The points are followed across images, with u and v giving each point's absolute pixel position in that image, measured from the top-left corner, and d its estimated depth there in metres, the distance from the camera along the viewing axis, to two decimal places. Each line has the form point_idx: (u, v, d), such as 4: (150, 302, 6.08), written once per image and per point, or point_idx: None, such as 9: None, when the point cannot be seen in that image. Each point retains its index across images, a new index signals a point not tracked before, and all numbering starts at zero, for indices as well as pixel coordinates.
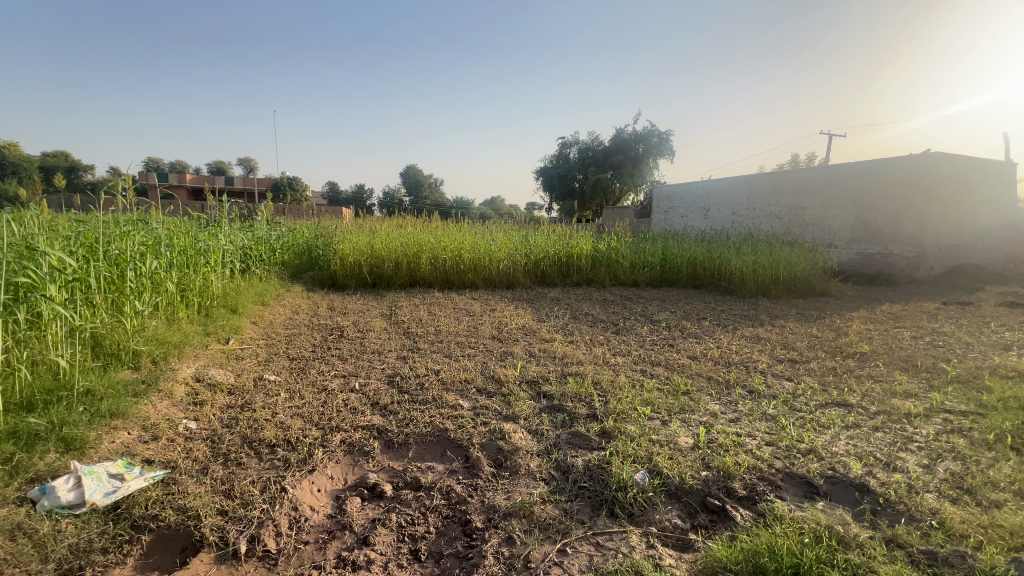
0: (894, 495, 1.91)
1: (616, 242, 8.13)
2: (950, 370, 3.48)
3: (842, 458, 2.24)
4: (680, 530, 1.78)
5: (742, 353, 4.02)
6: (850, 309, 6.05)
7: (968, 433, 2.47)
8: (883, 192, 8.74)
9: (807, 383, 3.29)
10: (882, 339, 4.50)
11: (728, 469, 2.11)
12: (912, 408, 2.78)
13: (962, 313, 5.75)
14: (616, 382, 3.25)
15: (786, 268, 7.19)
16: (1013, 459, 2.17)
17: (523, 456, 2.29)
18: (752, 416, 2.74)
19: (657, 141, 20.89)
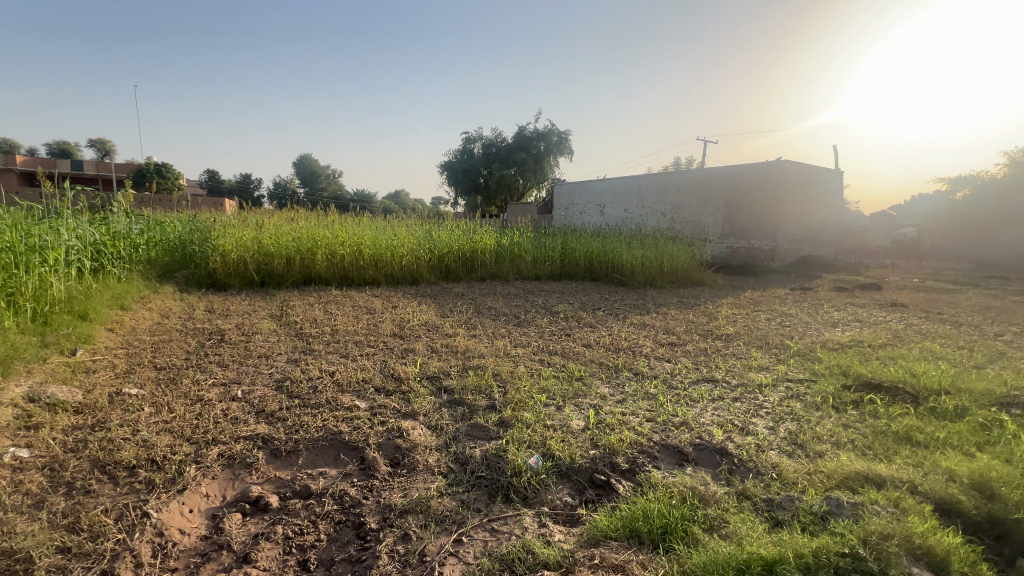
0: (746, 454, 2.21)
1: (518, 237, 8.34)
2: (793, 345, 4.11)
3: (707, 427, 2.55)
4: (569, 507, 1.90)
5: (630, 339, 4.38)
6: (722, 296, 6.85)
7: (803, 398, 2.95)
8: (749, 193, 10.04)
9: (682, 363, 3.68)
10: (743, 321, 5.17)
11: (613, 446, 2.29)
12: (764, 380, 3.25)
13: (804, 297, 6.81)
14: (516, 373, 3.36)
15: (669, 261, 7.94)
16: (833, 416, 2.64)
17: (421, 452, 2.28)
18: (636, 396, 3.00)
19: (557, 141, 21.73)
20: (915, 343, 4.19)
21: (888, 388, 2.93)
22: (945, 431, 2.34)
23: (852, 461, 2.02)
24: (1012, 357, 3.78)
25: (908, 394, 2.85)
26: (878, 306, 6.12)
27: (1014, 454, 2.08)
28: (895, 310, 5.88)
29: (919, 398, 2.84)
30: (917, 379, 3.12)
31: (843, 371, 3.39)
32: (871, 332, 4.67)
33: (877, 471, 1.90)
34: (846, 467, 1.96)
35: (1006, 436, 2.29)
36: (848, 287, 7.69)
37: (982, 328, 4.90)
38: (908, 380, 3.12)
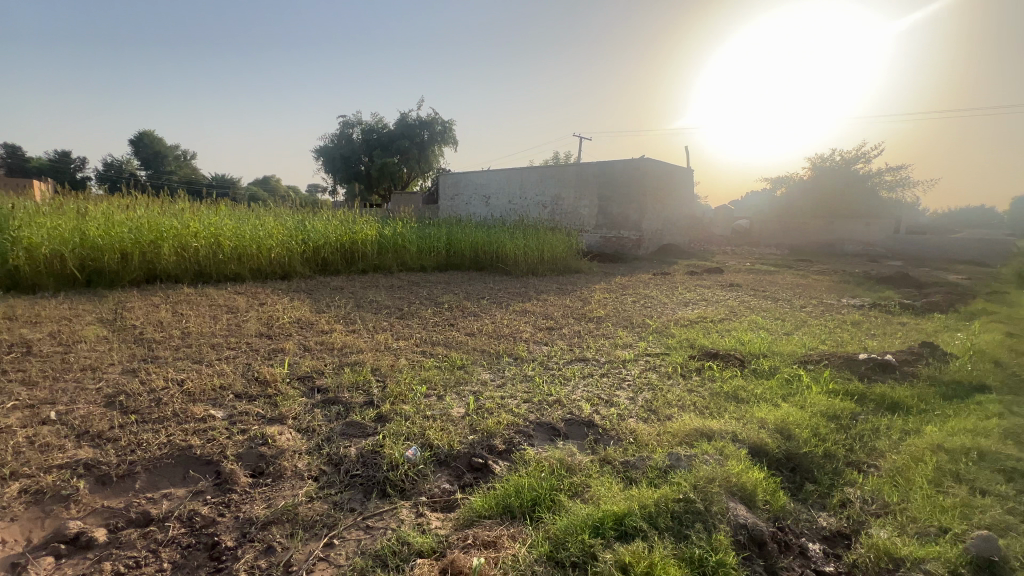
0: (609, 424, 2.44)
1: (401, 227, 8.09)
2: (652, 324, 4.63)
3: (577, 402, 2.76)
4: (447, 493, 1.92)
5: (512, 326, 4.54)
6: (596, 282, 7.40)
7: (658, 369, 3.34)
8: (619, 186, 10.98)
9: (558, 346, 3.92)
10: (613, 304, 5.66)
11: (491, 429, 2.37)
12: (627, 356, 3.61)
13: (664, 281, 7.67)
14: (396, 366, 3.28)
15: (549, 251, 8.36)
16: (681, 383, 3.03)
17: (290, 458, 2.12)
18: (515, 380, 3.13)
19: (441, 130, 21.39)
20: (745, 317, 4.97)
21: (722, 355, 3.45)
22: (761, 387, 2.83)
23: (692, 420, 2.34)
24: (811, 324, 4.69)
25: (736, 359, 3.38)
26: (720, 287, 7.14)
27: (806, 401, 2.59)
28: (732, 289, 6.91)
29: (745, 362, 3.38)
30: (743, 346, 3.72)
31: (691, 343, 3.90)
32: (713, 309, 5.43)
33: (709, 426, 2.24)
34: (687, 425, 2.27)
35: (802, 387, 2.84)
36: (698, 271, 8.84)
37: (792, 302, 5.99)
38: (738, 348, 3.70)
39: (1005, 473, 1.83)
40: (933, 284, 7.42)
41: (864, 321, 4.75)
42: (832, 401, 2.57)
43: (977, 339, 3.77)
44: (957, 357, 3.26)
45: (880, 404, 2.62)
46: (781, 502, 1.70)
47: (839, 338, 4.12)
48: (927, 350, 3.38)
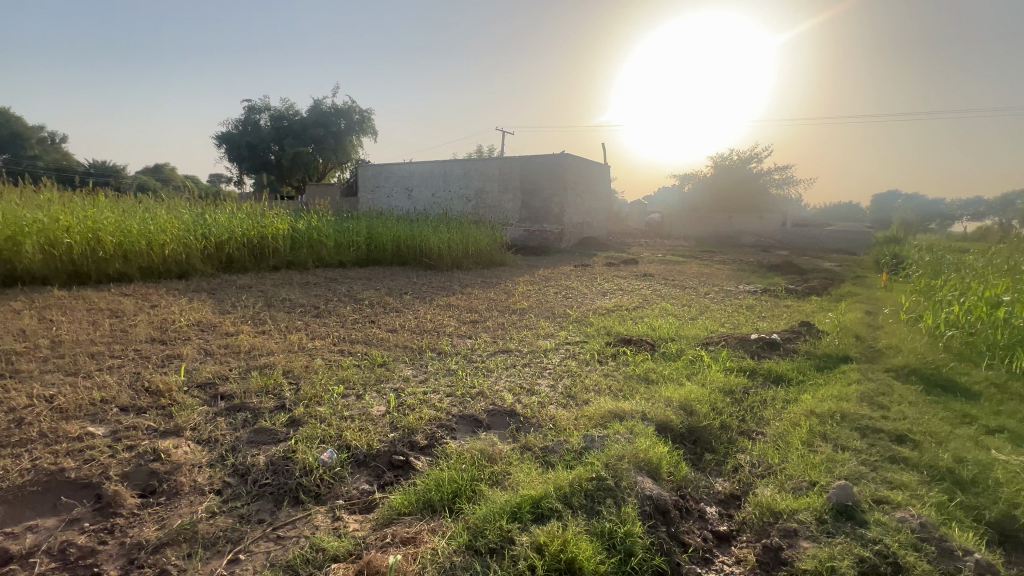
0: (530, 412, 2.51)
1: (317, 220, 7.65)
2: (572, 314, 4.80)
3: (500, 393, 2.80)
4: (365, 494, 1.87)
5: (435, 320, 4.49)
6: (520, 274, 7.54)
7: (577, 357, 3.48)
8: (540, 181, 11.32)
9: (482, 338, 3.94)
10: (536, 296, 5.80)
11: (412, 425, 2.33)
12: (548, 345, 3.72)
13: (584, 272, 7.99)
14: (311, 367, 3.11)
15: (473, 244, 8.36)
16: (598, 369, 3.19)
17: (188, 473, 1.94)
18: (438, 374, 3.10)
19: (359, 119, 20.46)
20: (656, 304, 5.32)
21: (635, 341, 3.67)
22: (669, 369, 3.05)
23: (606, 403, 2.47)
24: (713, 309, 5.13)
25: (648, 343, 3.61)
26: (635, 277, 7.57)
27: (707, 379, 2.84)
28: (645, 279, 7.37)
29: (655, 346, 3.63)
30: (654, 331, 3.99)
31: (607, 331, 4.11)
32: (628, 298, 5.75)
33: (622, 407, 2.38)
34: (602, 408, 2.39)
35: (703, 366, 3.11)
36: (615, 263, 9.31)
37: (697, 289, 6.51)
38: (649, 333, 3.96)
39: (860, 430, 2.14)
40: (811, 270, 8.44)
41: (756, 305, 5.28)
42: (728, 378, 2.84)
43: (843, 318, 4.35)
44: (828, 333, 3.74)
45: (767, 378, 2.94)
46: (683, 472, 1.86)
47: (735, 321, 4.55)
48: (805, 329, 3.84)
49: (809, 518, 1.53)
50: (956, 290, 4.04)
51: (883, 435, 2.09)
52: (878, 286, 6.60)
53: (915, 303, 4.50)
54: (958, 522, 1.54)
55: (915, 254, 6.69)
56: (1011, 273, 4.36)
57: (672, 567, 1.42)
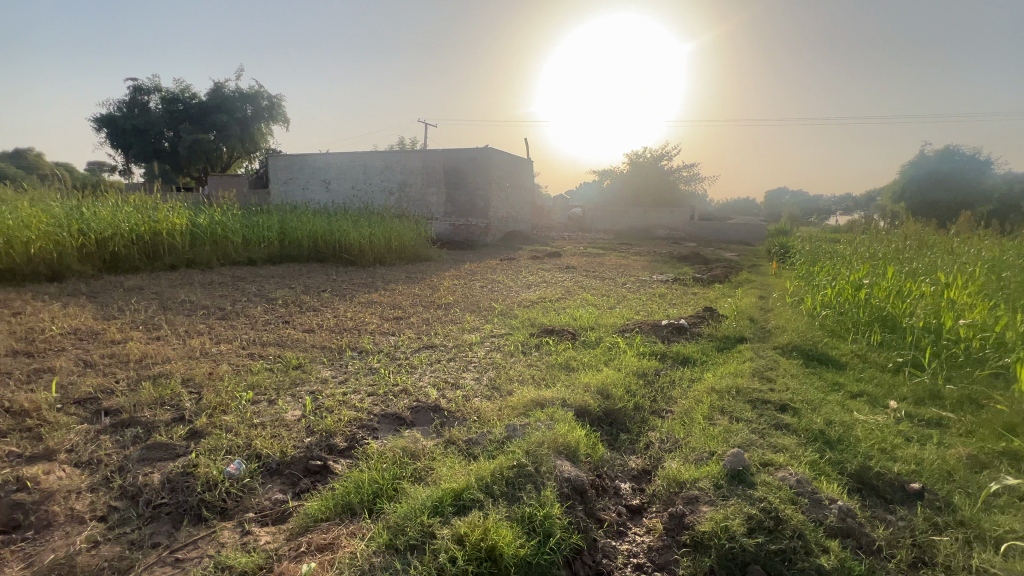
0: (455, 406, 2.51)
1: (220, 214, 7.00)
2: (497, 307, 4.85)
3: (424, 389, 2.77)
4: (278, 503, 1.76)
5: (356, 318, 4.32)
6: (445, 269, 7.46)
7: (502, 348, 3.53)
8: (464, 175, 11.30)
9: (406, 335, 3.86)
10: (462, 290, 5.77)
11: (331, 428, 2.24)
12: (474, 339, 3.73)
13: (510, 265, 8.09)
14: (216, 373, 2.87)
15: (397, 239, 8.11)
16: (522, 360, 3.26)
17: (63, 500, 1.71)
18: (358, 374, 3.00)
19: (268, 105, 19.00)
20: (578, 295, 5.52)
21: (558, 331, 3.79)
22: (588, 356, 3.20)
23: (529, 392, 2.54)
24: (630, 298, 5.43)
25: (569, 333, 3.75)
26: (558, 270, 7.80)
27: (623, 364, 3.01)
28: (568, 271, 7.63)
29: (577, 335, 3.77)
30: (575, 321, 4.15)
31: (532, 322, 4.20)
32: (552, 290, 5.91)
33: (544, 395, 2.45)
34: (525, 398, 2.45)
35: (619, 352, 3.29)
36: (540, 256, 9.52)
37: (616, 280, 6.85)
38: (571, 323, 4.10)
39: (752, 401, 2.39)
40: (715, 260, 9.23)
41: (668, 294, 5.67)
42: (641, 362, 3.03)
43: (741, 303, 4.81)
44: (728, 317, 4.12)
45: (676, 360, 3.18)
46: (599, 453, 1.97)
47: (649, 309, 4.86)
48: (709, 314, 4.19)
49: (708, 485, 1.68)
50: (830, 275, 4.62)
51: (770, 405, 2.35)
52: (770, 273, 7.37)
53: (799, 288, 5.08)
54: (827, 476, 1.78)
55: (799, 245, 7.55)
56: (871, 259, 5.07)
57: (589, 543, 1.51)
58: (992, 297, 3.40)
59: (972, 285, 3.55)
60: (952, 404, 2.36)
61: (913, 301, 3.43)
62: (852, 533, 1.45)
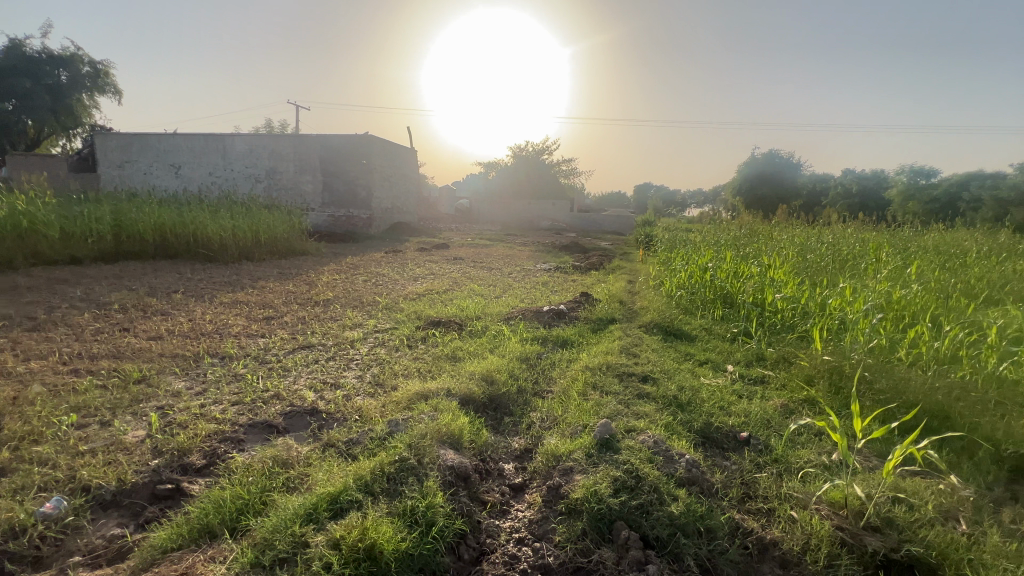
0: (334, 407, 2.37)
1: (26, 203, 5.68)
2: (382, 301, 4.68)
3: (300, 392, 2.57)
4: (115, 539, 1.51)
5: (218, 320, 3.85)
6: (325, 264, 6.98)
7: (386, 344, 3.41)
8: (342, 163, 10.63)
9: (278, 336, 3.54)
10: (342, 285, 5.45)
11: (184, 445, 1.97)
12: (356, 336, 3.55)
13: (395, 258, 7.83)
14: (24, 396, 2.35)
15: (266, 232, 7.34)
16: (407, 353, 3.19)
17: None
18: (220, 382, 2.67)
19: (90, 73, 15.83)
20: (465, 286, 5.55)
21: (444, 323, 3.77)
22: (474, 345, 3.24)
23: (413, 385, 2.50)
24: (515, 287, 5.60)
25: (456, 324, 3.76)
26: (446, 261, 7.76)
27: (507, 350, 3.11)
28: (455, 263, 7.62)
29: (463, 325, 3.79)
30: (462, 312, 4.17)
31: (418, 315, 4.13)
32: (439, 282, 5.86)
33: (428, 387, 2.44)
34: (409, 391, 2.41)
35: (504, 339, 3.39)
36: (427, 248, 9.37)
37: (502, 270, 7.02)
38: (457, 314, 4.11)
39: (620, 375, 2.64)
40: (592, 250, 9.94)
41: (551, 282, 5.97)
42: (524, 347, 3.16)
43: (613, 287, 5.24)
44: (603, 301, 4.47)
45: (556, 344, 3.37)
46: (482, 438, 2.02)
47: (533, 296, 5.07)
48: (586, 299, 4.51)
49: (580, 455, 1.82)
50: (684, 260, 5.25)
51: (635, 377, 2.62)
52: (638, 260, 8.15)
53: (661, 273, 5.70)
54: (678, 434, 2.04)
55: (660, 234, 8.45)
56: (715, 246, 5.88)
57: (472, 526, 1.55)
58: (799, 274, 4.17)
59: (785, 265, 4.31)
60: (771, 363, 2.86)
61: (744, 280, 4.06)
62: (697, 481, 1.68)
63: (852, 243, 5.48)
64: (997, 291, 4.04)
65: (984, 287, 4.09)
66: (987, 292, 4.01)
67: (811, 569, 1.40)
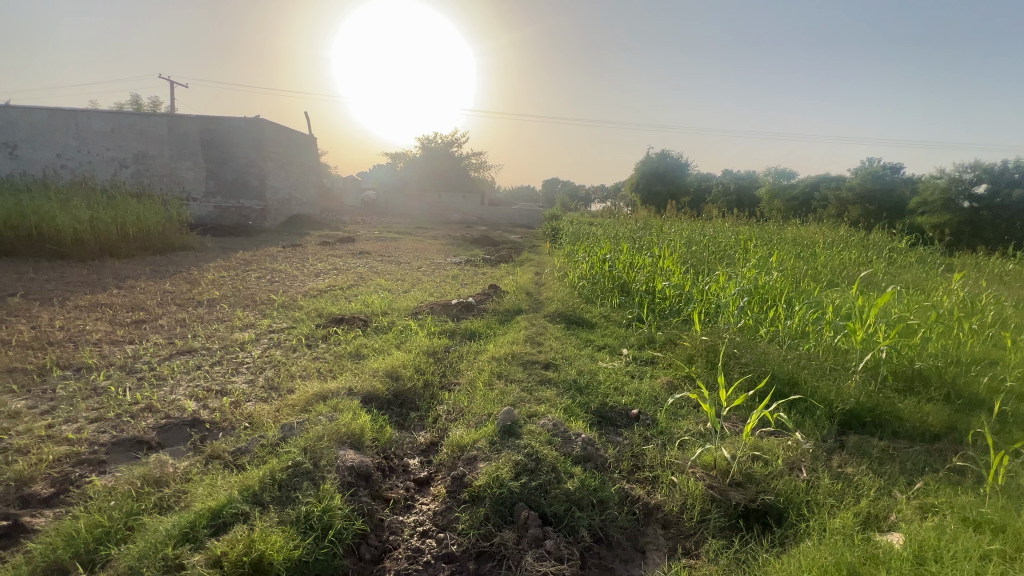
0: (220, 415, 2.17)
1: None
2: (277, 299, 4.34)
3: (177, 402, 2.31)
4: None
5: (72, 327, 3.31)
6: (210, 260, 6.30)
7: (282, 344, 3.19)
8: (227, 148, 9.62)
9: (151, 341, 3.14)
10: (231, 283, 4.96)
11: (26, 474, 1.68)
12: (247, 337, 3.26)
13: (293, 253, 7.29)
14: None
15: (136, 223, 6.42)
16: (306, 354, 3.00)
17: None
18: (75, 398, 2.31)
19: None
20: (371, 281, 5.33)
21: (347, 319, 3.60)
22: (380, 342, 3.14)
23: (311, 386, 2.37)
24: (424, 281, 5.51)
25: (360, 320, 3.61)
26: (351, 255, 7.39)
27: (414, 345, 3.05)
28: (361, 257, 7.30)
29: (368, 321, 3.66)
30: (367, 307, 4.01)
31: (318, 313, 3.89)
32: (343, 277, 5.57)
33: (328, 387, 2.33)
34: (306, 393, 2.27)
35: (412, 334, 3.33)
36: (330, 242, 8.86)
37: (411, 264, 6.85)
38: (362, 310, 3.95)
39: (524, 364, 2.73)
40: (503, 243, 10.09)
41: (461, 275, 5.95)
42: (432, 341, 3.13)
43: (522, 279, 5.37)
44: (511, 293, 4.56)
45: (464, 336, 3.38)
46: (386, 435, 1.99)
47: (443, 290, 5.02)
48: (494, 292, 4.56)
49: (484, 443, 1.86)
50: (586, 252, 5.53)
51: (538, 365, 2.73)
52: (545, 253, 8.42)
53: (566, 264, 5.95)
54: (576, 415, 2.17)
55: (567, 227, 8.80)
56: (615, 239, 6.27)
57: (374, 525, 1.52)
58: (684, 264, 4.60)
59: (673, 256, 4.74)
60: (660, 345, 3.14)
61: (638, 270, 4.39)
62: (591, 457, 1.81)
63: (728, 235, 6.16)
64: (836, 277, 4.80)
65: (827, 273, 4.83)
66: (829, 277, 4.74)
67: (687, 526, 1.57)
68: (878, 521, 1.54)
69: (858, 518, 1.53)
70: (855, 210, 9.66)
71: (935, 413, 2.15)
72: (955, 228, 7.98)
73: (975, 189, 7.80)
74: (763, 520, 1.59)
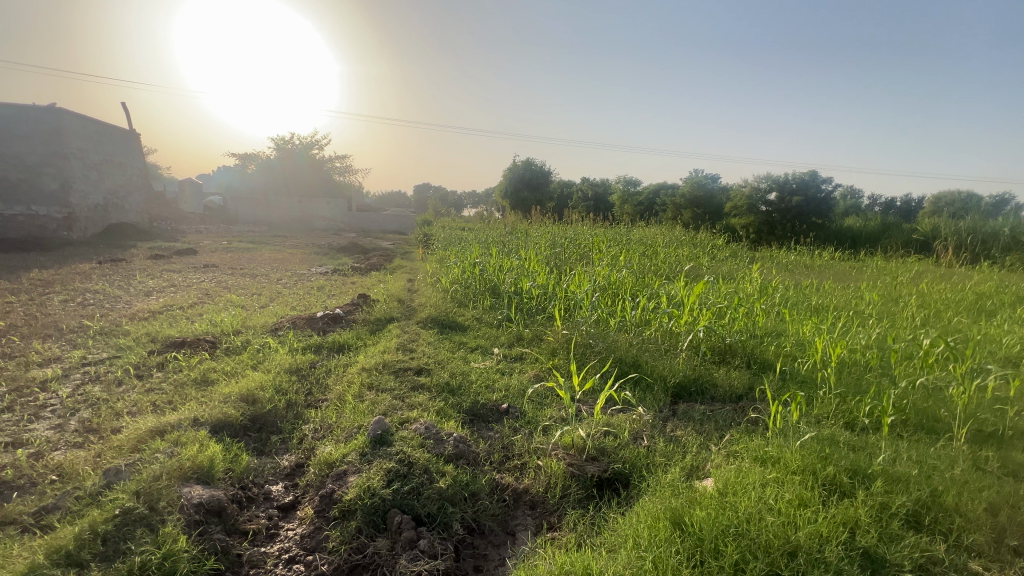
0: (12, 472, 1.76)
1: None
2: (94, 324, 3.64)
3: None
4: None
5: None
6: None
7: (101, 378, 2.69)
8: (9, 140, 7.62)
9: None
10: (23, 310, 4.01)
11: None
12: (50, 374, 2.68)
13: (114, 269, 6.15)
14: None
15: None
16: (137, 386, 2.58)
17: None
18: None
19: None
20: (220, 297, 4.76)
21: (190, 341, 3.17)
22: (232, 363, 2.84)
23: (143, 422, 2.06)
24: (285, 294, 5.09)
25: (208, 341, 3.22)
26: (193, 269, 6.48)
27: (273, 364, 2.82)
28: (207, 270, 6.45)
29: (218, 341, 3.28)
30: (214, 327, 3.58)
31: (150, 338, 3.35)
32: (183, 294, 4.86)
33: (166, 420, 2.05)
34: (136, 430, 1.97)
35: (272, 351, 3.08)
36: (163, 255, 7.63)
37: (269, 277, 6.24)
38: (209, 331, 3.50)
39: (396, 373, 2.71)
40: (373, 250, 9.72)
41: (327, 286, 5.60)
42: (295, 358, 2.92)
43: (393, 287, 5.26)
44: (383, 301, 4.45)
45: (332, 350, 3.22)
46: (242, 463, 1.83)
47: (306, 302, 4.70)
48: (364, 301, 4.41)
49: (353, 456, 1.82)
50: (457, 258, 5.64)
51: (410, 372, 2.73)
52: (418, 259, 8.35)
53: (438, 270, 5.98)
54: (448, 417, 2.23)
55: (439, 232, 8.85)
56: (485, 244, 6.50)
57: (230, 562, 1.40)
58: (548, 265, 4.96)
59: (537, 258, 5.07)
60: (527, 341, 3.36)
61: (506, 272, 4.60)
62: (464, 454, 1.88)
63: (586, 237, 6.75)
64: (672, 271, 5.59)
65: (664, 268, 5.60)
66: (667, 272, 5.49)
67: (551, 503, 1.73)
68: (698, 470, 1.86)
69: (683, 471, 1.84)
70: (686, 213, 11.32)
71: (739, 377, 2.66)
72: (756, 227, 9.81)
73: (768, 196, 9.69)
74: (613, 487, 1.82)
